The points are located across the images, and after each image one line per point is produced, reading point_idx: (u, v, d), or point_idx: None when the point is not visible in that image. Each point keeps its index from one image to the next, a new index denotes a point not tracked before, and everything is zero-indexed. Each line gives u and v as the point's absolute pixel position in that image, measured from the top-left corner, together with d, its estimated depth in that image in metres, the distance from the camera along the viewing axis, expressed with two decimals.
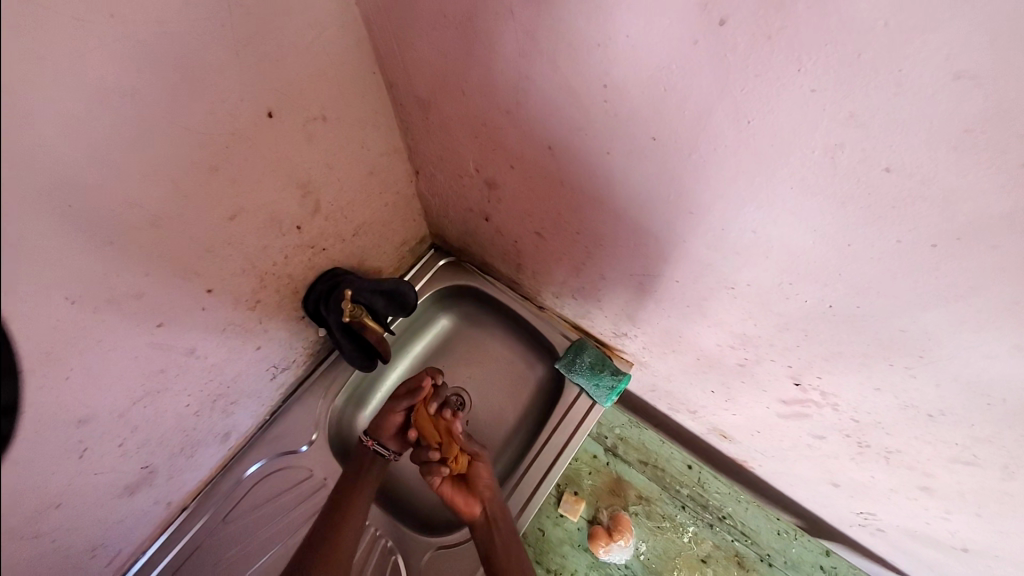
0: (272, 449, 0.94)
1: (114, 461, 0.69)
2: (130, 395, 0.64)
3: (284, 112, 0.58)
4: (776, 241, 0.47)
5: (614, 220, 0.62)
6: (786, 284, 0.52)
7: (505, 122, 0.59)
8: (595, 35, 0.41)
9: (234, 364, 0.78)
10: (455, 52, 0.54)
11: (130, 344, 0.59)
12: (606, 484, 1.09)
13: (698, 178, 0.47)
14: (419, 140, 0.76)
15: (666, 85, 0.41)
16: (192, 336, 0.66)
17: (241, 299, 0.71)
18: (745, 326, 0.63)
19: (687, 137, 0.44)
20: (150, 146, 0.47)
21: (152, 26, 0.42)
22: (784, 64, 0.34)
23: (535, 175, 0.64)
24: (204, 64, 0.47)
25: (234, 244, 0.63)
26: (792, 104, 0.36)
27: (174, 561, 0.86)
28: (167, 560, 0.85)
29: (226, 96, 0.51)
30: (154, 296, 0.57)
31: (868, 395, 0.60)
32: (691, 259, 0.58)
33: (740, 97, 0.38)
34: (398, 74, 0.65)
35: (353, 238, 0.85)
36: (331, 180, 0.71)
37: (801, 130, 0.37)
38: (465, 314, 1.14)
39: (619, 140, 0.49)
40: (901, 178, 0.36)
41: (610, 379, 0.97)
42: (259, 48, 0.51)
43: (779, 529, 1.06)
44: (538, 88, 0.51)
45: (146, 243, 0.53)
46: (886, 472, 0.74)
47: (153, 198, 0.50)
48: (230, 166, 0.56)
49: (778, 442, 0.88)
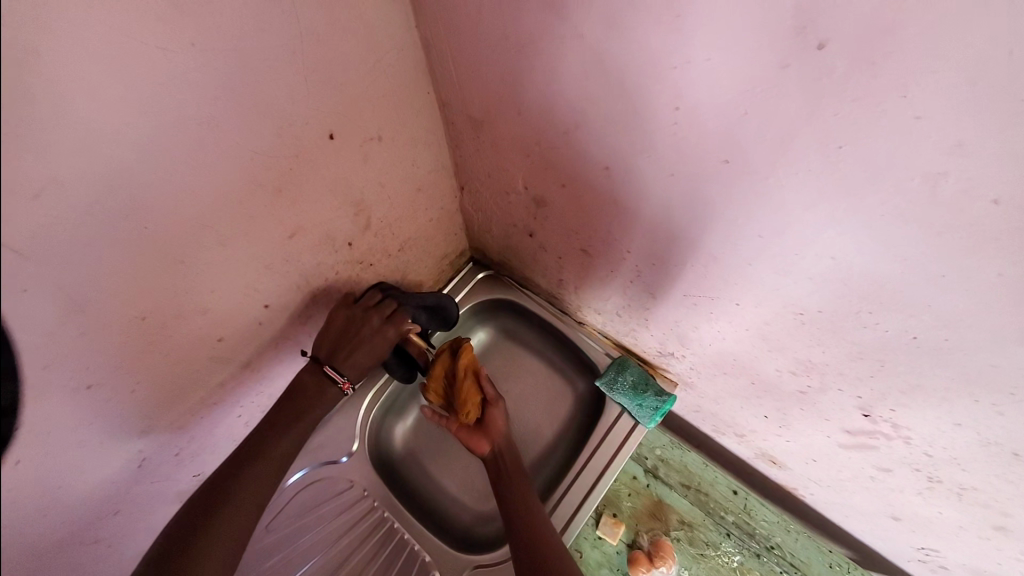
0: (312, 460, 0.94)
1: (169, 470, 0.70)
2: (188, 408, 0.66)
3: (345, 133, 0.59)
4: (854, 268, 0.45)
5: (671, 239, 0.60)
6: (863, 314, 0.49)
7: (561, 142, 0.58)
8: (671, 57, 0.40)
9: (283, 377, 0.80)
10: (515, 72, 0.54)
11: (191, 358, 0.60)
12: (646, 507, 1.06)
13: (772, 204, 0.45)
14: (468, 158, 0.77)
15: (746, 106, 0.39)
16: (247, 349, 0.68)
17: (293, 314, 0.72)
18: (811, 353, 0.60)
19: (763, 162, 0.42)
20: (220, 168, 0.48)
21: (228, 54, 0.43)
22: (888, 87, 0.32)
23: (588, 195, 0.63)
24: (273, 89, 0.48)
25: (291, 261, 0.64)
26: (893, 132, 0.34)
27: None
28: None
29: (292, 120, 0.52)
30: (216, 311, 0.59)
31: (945, 430, 0.56)
32: (754, 283, 0.56)
33: (832, 121, 0.35)
34: (453, 95, 0.66)
35: (399, 253, 0.86)
36: (382, 198, 0.72)
37: (900, 158, 0.35)
38: (503, 327, 1.14)
39: (686, 163, 0.48)
40: (1010, 211, 0.33)
41: (654, 399, 0.94)
42: (325, 73, 0.52)
43: (832, 562, 1.01)
44: (600, 109, 0.50)
45: (213, 262, 0.54)
46: (955, 510, 0.68)
47: (221, 219, 0.52)
48: (292, 186, 0.57)
49: (834, 471, 0.84)
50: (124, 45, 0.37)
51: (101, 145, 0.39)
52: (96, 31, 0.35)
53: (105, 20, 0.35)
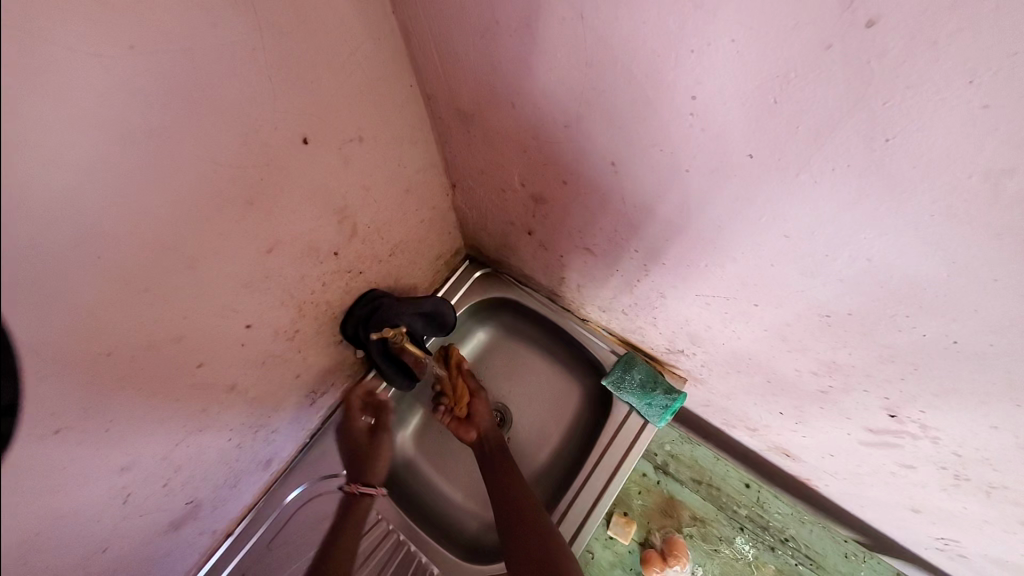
0: (312, 474, 0.91)
1: (159, 499, 0.67)
2: (172, 436, 0.61)
3: (320, 136, 0.53)
4: (893, 271, 0.40)
5: (683, 237, 0.55)
6: (899, 317, 0.44)
7: (560, 136, 0.53)
8: (689, 39, 0.34)
9: (274, 395, 0.75)
10: (506, 60, 0.48)
11: (170, 388, 0.56)
12: (657, 504, 1.04)
13: (802, 202, 0.40)
14: (459, 154, 0.71)
15: (776, 95, 0.34)
16: (232, 372, 0.63)
17: (280, 331, 0.67)
18: (836, 354, 0.56)
19: (794, 156, 0.37)
20: (181, 185, 0.43)
21: (176, 55, 0.37)
22: (950, 73, 0.27)
23: (591, 191, 0.58)
24: (232, 93, 0.43)
25: (272, 277, 0.59)
26: (954, 123, 0.29)
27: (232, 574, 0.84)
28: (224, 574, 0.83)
29: (258, 125, 0.46)
30: (193, 337, 0.54)
31: (980, 432, 0.51)
32: (774, 283, 0.52)
33: (879, 111, 0.30)
34: (438, 87, 0.60)
35: (390, 258, 0.81)
36: (368, 202, 0.67)
37: (958, 152, 0.30)
38: (503, 326, 1.10)
39: (703, 157, 0.43)
40: None
41: (664, 398, 0.90)
42: (292, 71, 0.46)
43: (847, 552, 0.99)
44: (605, 100, 0.44)
45: (182, 287, 0.49)
46: (983, 506, 0.64)
47: (187, 239, 0.46)
48: (266, 197, 0.52)
49: (852, 466, 0.81)
50: (46, 50, 0.31)
51: (37, 171, 0.33)
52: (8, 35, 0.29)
53: (21, 21, 0.29)
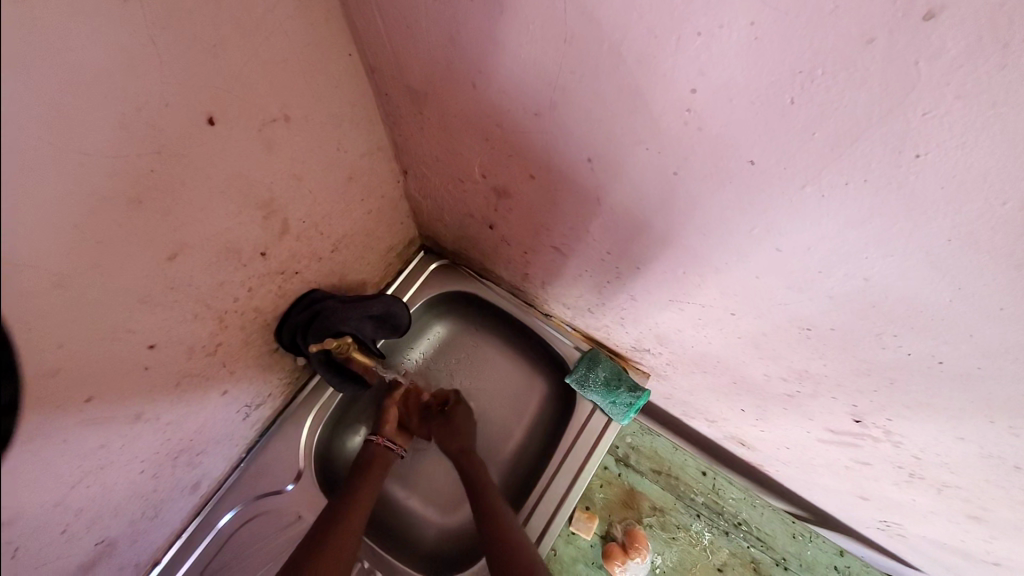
0: (249, 493, 0.82)
1: (57, 549, 0.56)
2: (65, 480, 0.50)
3: (232, 115, 0.43)
4: (889, 293, 0.37)
5: (664, 243, 0.50)
6: (886, 336, 0.42)
7: (529, 126, 0.45)
8: (696, 22, 0.28)
9: (198, 416, 0.65)
10: (467, 32, 0.39)
11: (52, 429, 0.45)
12: (619, 497, 1.04)
13: (803, 216, 0.36)
14: (410, 138, 0.62)
15: (794, 95, 0.28)
16: (137, 399, 0.53)
17: (198, 347, 0.56)
18: (810, 364, 0.54)
19: (803, 166, 0.32)
20: (37, 186, 0.31)
21: (7, 4, 0.26)
22: (1016, 84, 0.22)
23: (562, 188, 0.52)
24: (103, 60, 0.31)
25: (180, 288, 0.49)
26: (1000, 143, 0.24)
27: None
28: None
29: (142, 102, 0.35)
30: (76, 369, 0.43)
31: (944, 440, 0.52)
32: (757, 295, 0.48)
33: (916, 122, 0.26)
34: (383, 60, 0.50)
35: (332, 255, 0.71)
36: (301, 194, 0.56)
37: (996, 174, 0.26)
38: (462, 321, 1.03)
39: (696, 162, 0.37)
40: None
41: (628, 396, 0.88)
42: (188, 32, 0.35)
43: (794, 532, 1.03)
44: (587, 88, 0.37)
45: (51, 312, 0.37)
46: (931, 498, 0.68)
47: (54, 252, 0.35)
48: (162, 194, 0.41)
49: (805, 457, 0.83)
50: None
51: None
52: None
53: None
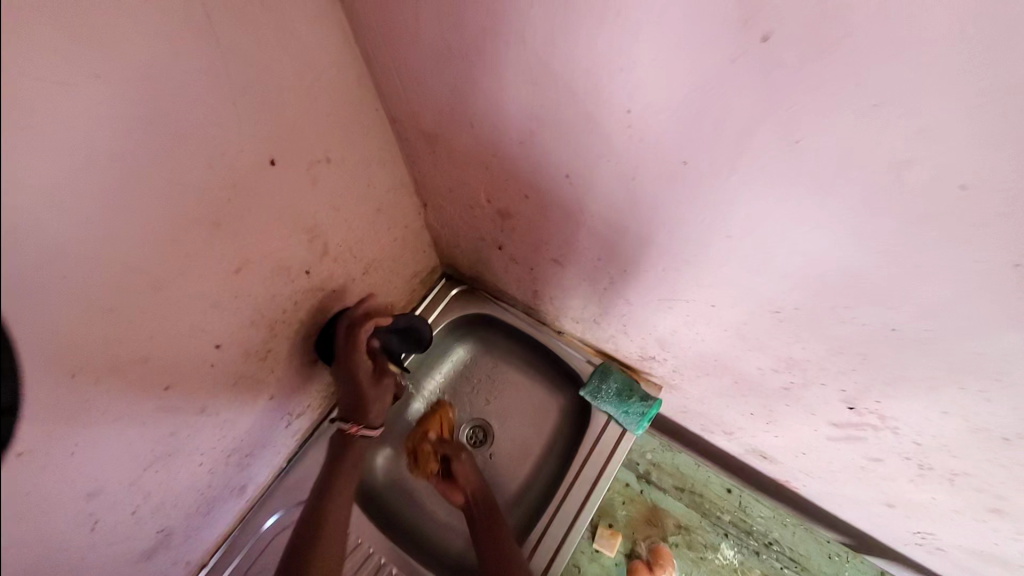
0: (289, 500, 0.89)
1: (127, 529, 0.64)
2: (140, 462, 0.60)
3: (288, 157, 0.55)
4: (823, 264, 0.43)
5: (641, 245, 0.58)
6: (839, 308, 0.47)
7: (517, 151, 0.56)
8: (618, 57, 0.38)
9: (248, 417, 0.75)
10: (462, 81, 0.51)
11: (138, 410, 0.55)
12: (641, 514, 1.04)
13: (737, 202, 0.43)
14: (427, 173, 0.74)
15: (698, 104, 0.37)
16: (201, 394, 0.63)
17: (252, 350, 0.67)
18: (791, 350, 0.58)
19: (723, 158, 0.40)
20: (142, 206, 0.43)
21: (140, 84, 0.39)
22: (841, 77, 0.30)
23: (551, 203, 0.61)
24: (199, 118, 0.44)
25: (241, 296, 0.60)
26: (851, 122, 0.32)
27: None
28: None
29: (223, 147, 0.48)
30: (160, 358, 0.54)
31: (933, 418, 0.55)
32: (726, 282, 0.54)
33: (788, 114, 0.34)
34: (402, 110, 0.63)
35: (364, 276, 0.82)
36: (338, 221, 0.68)
37: (859, 146, 0.33)
38: (483, 341, 1.11)
39: (646, 167, 0.46)
40: (981, 195, 0.31)
41: (640, 405, 0.91)
42: (257, 96, 0.48)
43: (831, 552, 1.01)
44: (553, 115, 0.48)
45: (149, 306, 0.49)
46: (949, 494, 0.69)
47: (155, 259, 0.47)
48: (233, 218, 0.53)
49: (824, 464, 0.82)
50: (25, 85, 0.33)
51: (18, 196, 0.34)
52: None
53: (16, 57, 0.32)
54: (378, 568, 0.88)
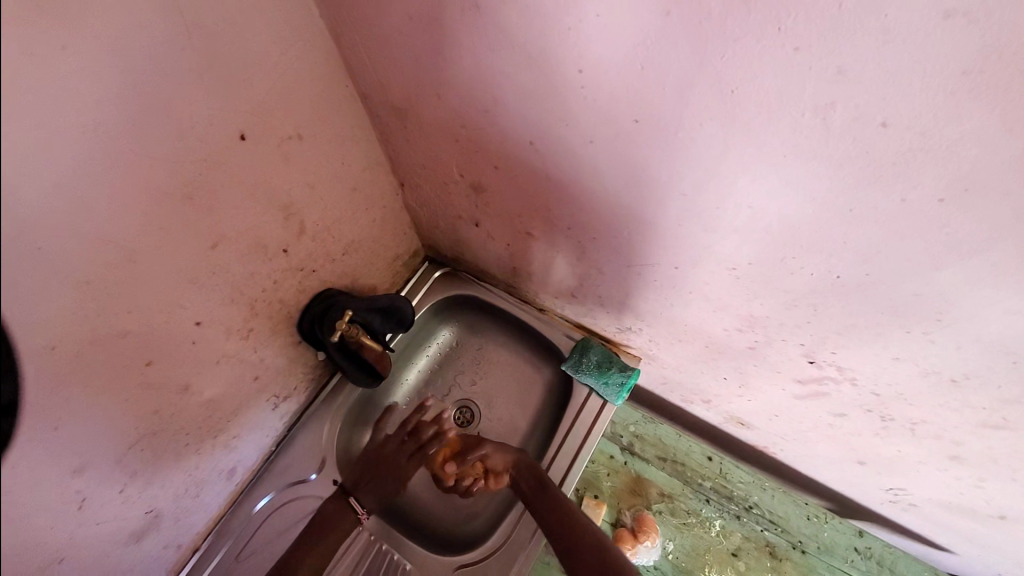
0: (279, 482, 0.91)
1: (116, 508, 0.65)
2: (126, 439, 0.61)
3: (259, 133, 0.57)
4: (770, 215, 0.46)
5: (607, 210, 0.60)
6: (788, 259, 0.50)
7: (483, 122, 0.57)
8: (565, 18, 0.40)
9: (233, 398, 0.76)
10: (425, 52, 0.52)
11: (121, 386, 0.56)
12: (626, 484, 1.07)
13: (687, 158, 0.45)
14: (400, 151, 0.75)
15: (642, 61, 0.39)
16: (184, 372, 0.64)
17: (233, 329, 0.69)
18: (751, 307, 0.61)
19: (670, 114, 0.42)
20: (114, 179, 0.45)
21: (106, 57, 0.40)
22: (764, 25, 0.32)
23: (519, 174, 0.63)
24: (166, 91, 0.46)
25: (218, 273, 0.61)
26: (778, 68, 0.34)
27: None
28: None
29: (192, 121, 0.49)
30: (140, 333, 0.55)
31: (887, 365, 0.58)
32: (687, 243, 0.56)
33: (722, 65, 0.36)
34: (370, 86, 0.64)
35: (344, 257, 0.83)
36: (314, 199, 0.70)
37: (788, 92, 0.35)
38: (466, 323, 1.13)
39: (603, 128, 0.48)
40: (901, 132, 0.34)
41: (619, 376, 0.94)
42: (224, 71, 0.50)
43: (808, 514, 1.04)
44: (512, 82, 0.49)
45: (126, 281, 0.50)
46: (912, 445, 0.72)
47: (129, 234, 0.48)
48: (207, 194, 0.54)
49: (797, 425, 0.85)
50: None
51: None
52: None
53: None
54: (369, 544, 0.90)
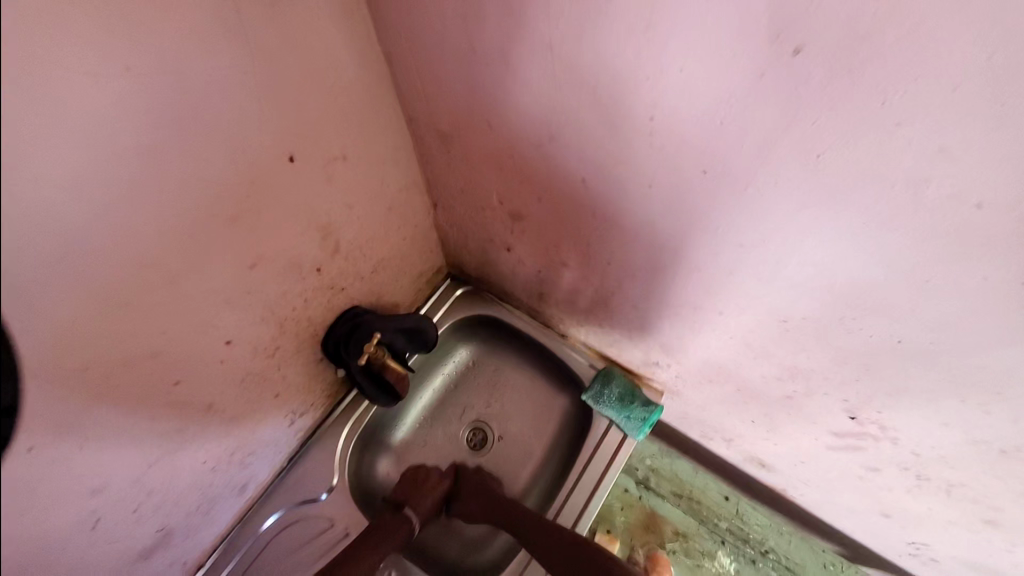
0: (289, 499, 0.88)
1: (128, 527, 0.63)
2: (146, 458, 0.59)
3: (306, 155, 0.56)
4: (839, 276, 0.44)
5: (653, 251, 0.58)
6: (848, 319, 0.48)
7: (535, 156, 0.56)
8: (644, 68, 0.39)
9: (252, 414, 0.74)
10: (485, 86, 0.51)
11: (149, 404, 0.55)
12: (639, 520, 1.06)
13: (754, 213, 0.44)
14: (439, 173, 0.74)
15: (722, 117, 0.38)
16: (210, 390, 0.63)
17: (261, 347, 0.67)
18: (797, 359, 0.59)
19: (743, 170, 0.41)
20: (165, 200, 0.44)
21: (172, 81, 0.39)
22: (866, 97, 0.31)
23: (564, 208, 0.62)
24: (225, 114, 0.45)
25: (254, 292, 0.60)
26: (874, 138, 0.33)
27: None
28: None
29: (245, 143, 0.48)
30: (172, 353, 0.54)
31: (933, 429, 0.56)
32: (736, 291, 0.55)
33: (811, 129, 0.35)
34: (418, 111, 0.63)
35: (372, 276, 0.82)
36: (351, 219, 0.69)
37: (880, 163, 0.34)
38: (484, 343, 1.11)
39: (666, 175, 0.47)
40: (996, 214, 0.32)
41: (641, 410, 0.92)
42: (281, 95, 0.49)
43: (825, 562, 1.02)
44: (575, 122, 0.48)
45: (165, 301, 0.49)
46: (946, 505, 0.70)
47: (172, 254, 0.47)
48: (251, 214, 0.53)
49: (823, 473, 0.83)
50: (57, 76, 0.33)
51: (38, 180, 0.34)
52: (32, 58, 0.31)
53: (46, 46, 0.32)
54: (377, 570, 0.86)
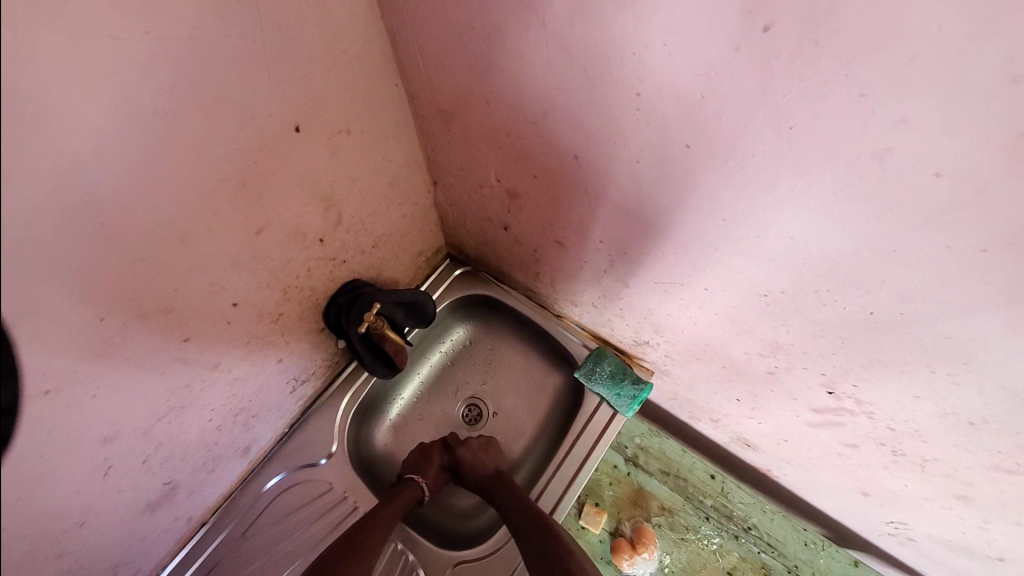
0: (290, 463, 0.92)
1: (137, 477, 0.67)
2: (155, 412, 0.63)
3: (312, 126, 0.58)
4: (814, 247, 0.47)
5: (642, 227, 0.61)
6: (823, 292, 0.51)
7: (530, 132, 0.59)
8: (631, 43, 0.41)
9: (256, 378, 0.77)
10: (483, 61, 0.54)
11: (159, 358, 0.58)
12: (627, 495, 1.10)
13: (734, 186, 0.46)
14: (439, 151, 0.76)
15: (703, 90, 0.40)
16: (216, 350, 0.66)
17: (265, 312, 0.70)
18: (776, 333, 0.62)
19: (723, 143, 0.43)
20: (177, 161, 0.46)
21: (186, 45, 0.42)
22: (831, 69, 0.33)
23: (558, 184, 0.64)
24: (235, 81, 0.47)
25: (259, 258, 0.63)
26: (840, 110, 0.35)
27: (207, 563, 0.84)
28: (200, 561, 0.84)
29: (253, 110, 0.51)
30: (182, 310, 0.57)
31: (906, 403, 0.59)
32: (719, 266, 0.58)
33: (783, 102, 0.37)
34: (420, 87, 0.65)
35: (373, 250, 0.85)
36: (353, 192, 0.71)
37: (847, 134, 0.36)
38: (482, 322, 1.14)
39: (652, 149, 0.49)
40: (953, 183, 0.35)
41: (631, 388, 0.95)
42: (288, 65, 0.51)
43: (807, 540, 1.05)
44: (566, 98, 0.51)
45: (176, 260, 0.52)
46: (921, 481, 0.72)
47: (184, 214, 0.50)
48: (258, 181, 0.56)
49: (804, 451, 0.86)
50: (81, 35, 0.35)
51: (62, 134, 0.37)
52: (60, 18, 0.34)
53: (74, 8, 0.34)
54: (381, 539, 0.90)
